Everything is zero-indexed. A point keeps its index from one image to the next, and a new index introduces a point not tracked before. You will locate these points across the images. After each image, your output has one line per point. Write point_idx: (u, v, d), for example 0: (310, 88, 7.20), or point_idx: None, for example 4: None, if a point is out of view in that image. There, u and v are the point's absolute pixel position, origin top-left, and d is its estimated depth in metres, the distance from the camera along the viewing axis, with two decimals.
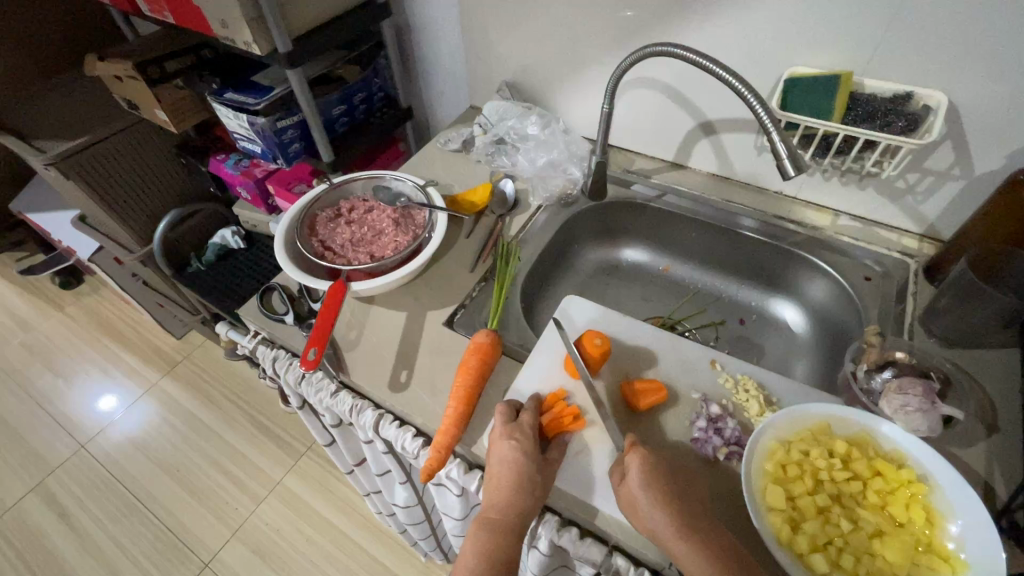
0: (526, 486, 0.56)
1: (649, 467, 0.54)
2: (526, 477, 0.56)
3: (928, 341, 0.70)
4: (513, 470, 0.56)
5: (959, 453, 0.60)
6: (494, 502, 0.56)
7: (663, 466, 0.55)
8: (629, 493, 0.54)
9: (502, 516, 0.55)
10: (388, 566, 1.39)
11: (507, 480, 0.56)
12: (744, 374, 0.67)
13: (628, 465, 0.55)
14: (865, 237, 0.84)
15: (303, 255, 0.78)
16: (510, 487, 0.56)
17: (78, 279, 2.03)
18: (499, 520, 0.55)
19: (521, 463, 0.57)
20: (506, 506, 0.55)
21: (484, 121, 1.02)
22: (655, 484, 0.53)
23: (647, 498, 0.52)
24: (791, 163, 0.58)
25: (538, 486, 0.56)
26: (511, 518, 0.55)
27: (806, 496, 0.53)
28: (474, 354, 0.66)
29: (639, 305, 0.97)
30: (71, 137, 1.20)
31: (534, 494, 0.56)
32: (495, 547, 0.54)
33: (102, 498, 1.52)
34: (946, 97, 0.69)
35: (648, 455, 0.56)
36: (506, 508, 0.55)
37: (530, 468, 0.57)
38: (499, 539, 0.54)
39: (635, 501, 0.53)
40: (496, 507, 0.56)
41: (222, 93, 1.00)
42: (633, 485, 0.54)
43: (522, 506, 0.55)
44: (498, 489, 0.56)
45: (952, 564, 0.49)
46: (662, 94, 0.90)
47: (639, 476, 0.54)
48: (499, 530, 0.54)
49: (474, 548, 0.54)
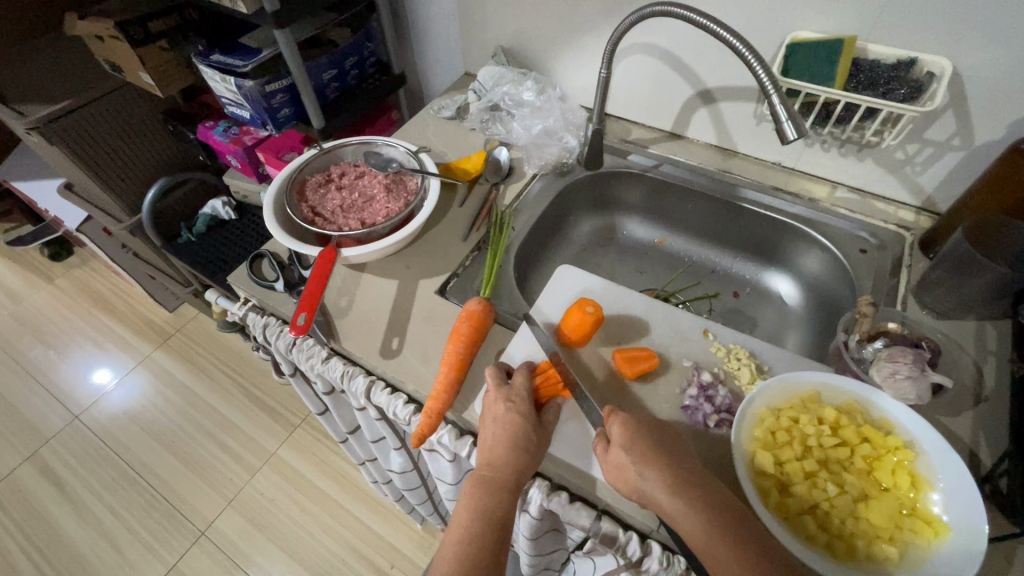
0: (522, 445, 0.56)
1: (631, 430, 0.55)
2: (523, 436, 0.57)
3: (920, 313, 0.70)
4: (510, 430, 0.57)
5: (946, 421, 0.61)
6: (490, 460, 0.56)
7: (646, 426, 0.56)
8: (613, 457, 0.55)
9: (500, 473, 0.55)
10: (383, 536, 1.41)
11: (504, 440, 0.57)
12: (736, 343, 0.67)
13: (610, 431, 0.56)
14: (861, 209, 0.83)
15: (292, 219, 0.77)
16: (506, 446, 0.56)
17: (68, 250, 2.01)
18: (494, 477, 0.55)
19: (518, 423, 0.57)
20: (503, 463, 0.56)
21: (479, 87, 0.99)
22: (640, 444, 0.54)
23: (631, 461, 0.53)
24: (791, 127, 0.56)
25: (534, 445, 0.57)
26: (507, 474, 0.55)
27: (794, 461, 0.54)
28: (466, 320, 0.66)
29: (633, 277, 0.97)
30: (53, 100, 1.16)
31: (530, 452, 0.56)
32: (493, 504, 0.54)
33: (97, 468, 1.53)
34: (952, 63, 0.67)
35: (630, 419, 0.57)
36: (502, 466, 0.55)
37: (526, 428, 0.57)
38: (497, 495, 0.54)
39: (620, 462, 0.54)
40: (491, 465, 0.56)
41: (208, 55, 0.97)
42: (616, 448, 0.55)
43: (521, 463, 0.55)
44: (495, 447, 0.57)
45: (935, 527, 0.50)
46: (661, 61, 0.88)
47: (621, 438, 0.55)
48: (497, 488, 0.55)
49: (473, 505, 0.54)
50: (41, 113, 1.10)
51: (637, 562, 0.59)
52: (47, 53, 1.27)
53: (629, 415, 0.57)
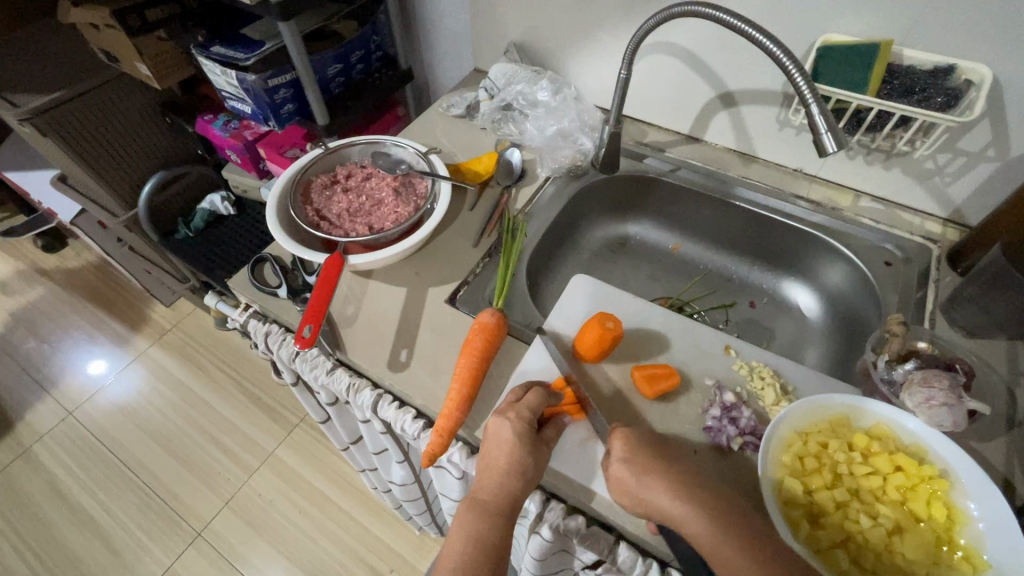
0: (517, 470, 0.53)
1: (631, 441, 0.54)
2: (518, 460, 0.53)
3: (950, 331, 0.68)
4: (505, 451, 0.54)
5: (979, 448, 0.58)
6: (485, 483, 0.54)
7: (644, 440, 0.54)
8: (616, 473, 0.53)
9: (493, 499, 0.53)
10: (383, 539, 1.39)
11: (498, 462, 0.54)
12: (759, 361, 0.65)
13: (611, 447, 0.54)
14: (886, 219, 0.80)
15: (296, 223, 0.73)
16: (500, 470, 0.53)
17: (62, 242, 1.96)
18: (490, 502, 0.53)
19: (514, 445, 0.54)
20: (496, 489, 0.53)
21: (491, 85, 0.95)
22: (642, 456, 0.52)
23: (632, 473, 0.52)
24: (830, 140, 0.53)
25: (529, 469, 0.54)
26: (501, 500, 0.53)
27: (824, 490, 0.52)
28: (479, 333, 0.63)
29: (646, 285, 0.94)
30: (46, 89, 1.12)
31: (524, 478, 0.53)
32: (487, 530, 0.52)
33: (92, 466, 1.50)
34: (993, 71, 0.64)
35: (631, 434, 0.54)
36: (497, 490, 0.53)
37: (522, 451, 0.54)
38: (490, 522, 0.52)
39: (622, 477, 0.52)
40: (485, 489, 0.54)
41: (208, 47, 0.93)
42: (619, 462, 0.53)
43: (513, 488, 0.53)
44: (489, 471, 0.54)
45: (974, 563, 0.48)
46: (681, 61, 0.85)
47: (621, 452, 0.53)
48: (490, 514, 0.53)
49: (465, 531, 0.52)
50: (33, 104, 1.07)
51: None
52: (37, 39, 1.21)
53: (630, 429, 0.55)
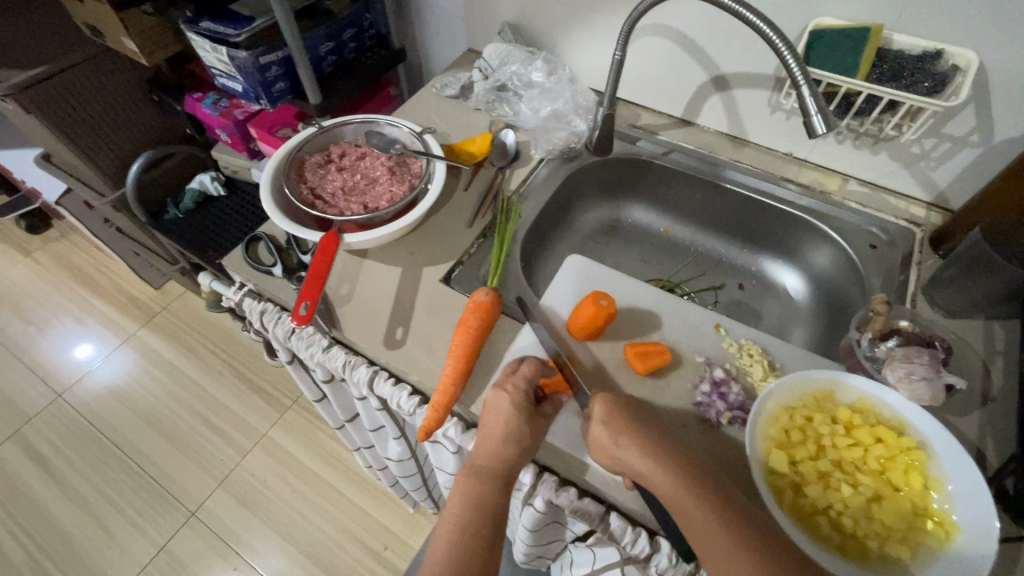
0: (513, 439, 0.55)
1: (613, 405, 0.55)
2: (514, 430, 0.55)
3: (930, 311, 0.70)
4: (502, 422, 0.56)
5: (954, 422, 0.61)
6: (482, 451, 0.56)
7: (627, 403, 0.56)
8: (595, 433, 0.55)
9: (489, 465, 0.55)
10: (377, 518, 1.41)
11: (496, 432, 0.56)
12: (748, 339, 0.67)
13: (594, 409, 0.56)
14: (873, 203, 0.82)
15: (290, 202, 0.73)
16: (498, 440, 0.55)
17: (45, 223, 1.92)
18: (486, 468, 0.55)
19: (510, 417, 0.56)
20: (492, 456, 0.55)
21: (485, 66, 0.96)
22: (619, 417, 0.54)
23: (610, 433, 0.53)
24: (820, 121, 0.54)
25: (526, 440, 0.56)
26: (498, 467, 0.55)
27: (808, 461, 0.54)
28: (474, 312, 0.64)
29: (637, 266, 0.95)
30: (28, 67, 1.10)
31: (521, 446, 0.55)
32: (484, 495, 0.54)
33: (83, 448, 1.50)
34: (980, 56, 0.65)
35: (614, 398, 0.56)
36: (493, 458, 0.55)
37: (518, 422, 0.56)
38: (488, 487, 0.54)
39: (600, 437, 0.54)
40: (482, 456, 0.56)
41: (197, 21, 0.91)
42: (599, 423, 0.54)
43: (511, 457, 0.55)
44: (487, 439, 0.56)
45: (947, 529, 0.50)
46: (675, 43, 0.85)
47: (602, 413, 0.55)
48: (486, 478, 0.54)
49: (463, 495, 0.54)
50: (14, 80, 1.05)
51: (645, 558, 0.59)
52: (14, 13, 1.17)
53: (615, 394, 0.57)
